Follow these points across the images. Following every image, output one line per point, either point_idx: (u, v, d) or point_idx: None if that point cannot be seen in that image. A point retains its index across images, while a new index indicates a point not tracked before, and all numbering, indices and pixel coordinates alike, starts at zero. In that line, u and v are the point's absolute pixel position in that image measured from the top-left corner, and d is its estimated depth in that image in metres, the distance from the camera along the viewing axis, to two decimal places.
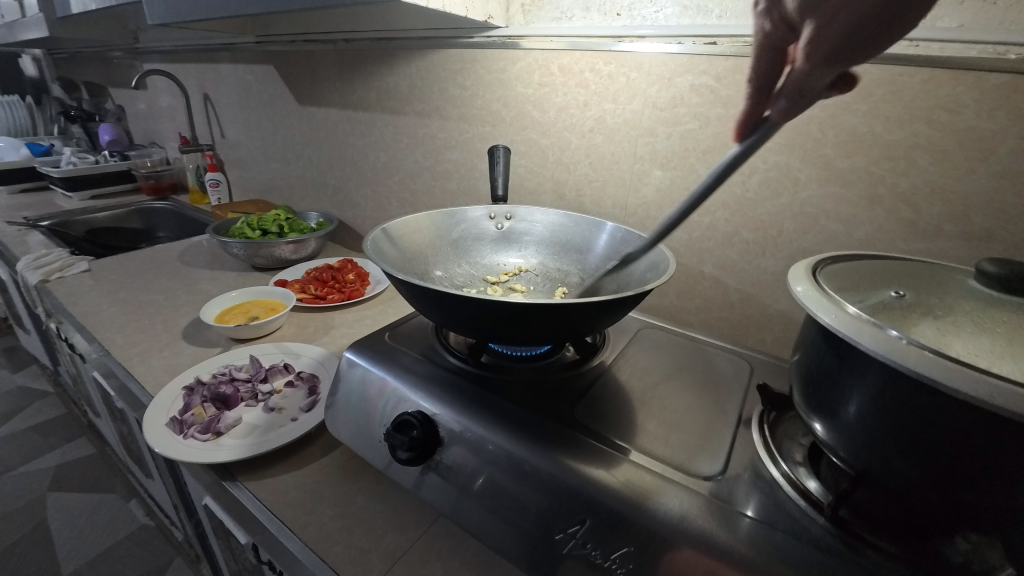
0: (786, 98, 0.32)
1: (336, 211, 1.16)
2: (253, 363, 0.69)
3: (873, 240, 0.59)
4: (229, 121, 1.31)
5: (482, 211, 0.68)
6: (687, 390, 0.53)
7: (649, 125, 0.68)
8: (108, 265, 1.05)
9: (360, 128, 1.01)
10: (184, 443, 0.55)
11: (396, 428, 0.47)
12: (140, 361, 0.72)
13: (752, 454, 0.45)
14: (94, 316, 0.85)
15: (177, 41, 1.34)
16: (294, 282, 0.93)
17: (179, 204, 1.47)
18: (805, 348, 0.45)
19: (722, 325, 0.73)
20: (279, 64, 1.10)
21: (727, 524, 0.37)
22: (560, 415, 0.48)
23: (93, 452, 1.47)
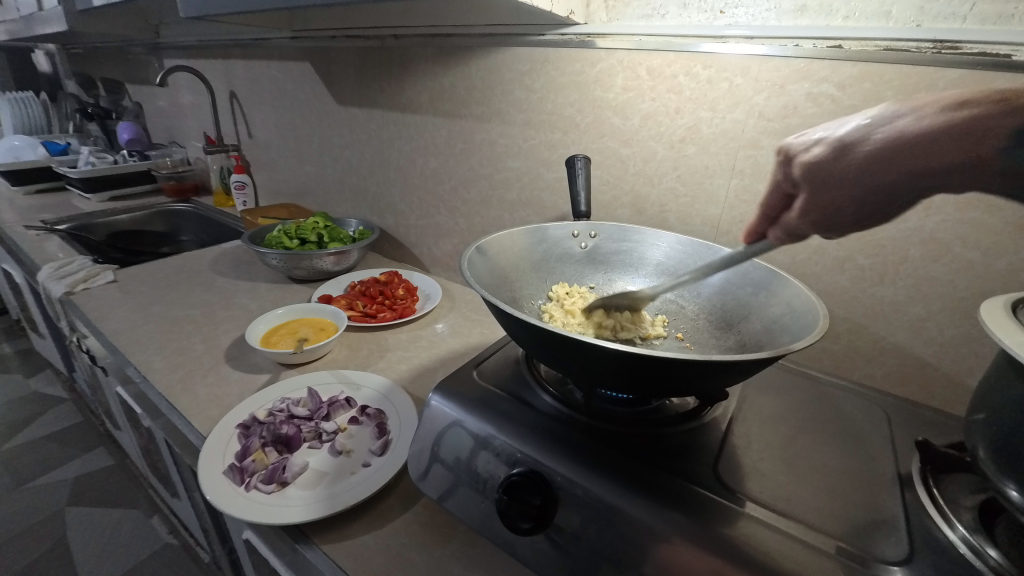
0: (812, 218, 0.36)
1: (375, 218, 1.09)
2: (311, 396, 0.62)
3: (1019, 273, 0.52)
4: (259, 121, 1.24)
5: (565, 229, 0.62)
6: (825, 446, 0.47)
7: (753, 136, 0.61)
8: (135, 274, 0.99)
9: (407, 132, 0.94)
10: (247, 496, 0.49)
11: (508, 492, 0.41)
12: (183, 388, 0.66)
13: (916, 518, 0.40)
14: (127, 334, 0.78)
15: (203, 36, 1.27)
16: (340, 298, 0.87)
17: (201, 206, 1.40)
18: (994, 403, 0.39)
19: (821, 356, 0.67)
20: (316, 61, 1.03)
21: None
22: (696, 476, 0.42)
23: (112, 464, 1.41)
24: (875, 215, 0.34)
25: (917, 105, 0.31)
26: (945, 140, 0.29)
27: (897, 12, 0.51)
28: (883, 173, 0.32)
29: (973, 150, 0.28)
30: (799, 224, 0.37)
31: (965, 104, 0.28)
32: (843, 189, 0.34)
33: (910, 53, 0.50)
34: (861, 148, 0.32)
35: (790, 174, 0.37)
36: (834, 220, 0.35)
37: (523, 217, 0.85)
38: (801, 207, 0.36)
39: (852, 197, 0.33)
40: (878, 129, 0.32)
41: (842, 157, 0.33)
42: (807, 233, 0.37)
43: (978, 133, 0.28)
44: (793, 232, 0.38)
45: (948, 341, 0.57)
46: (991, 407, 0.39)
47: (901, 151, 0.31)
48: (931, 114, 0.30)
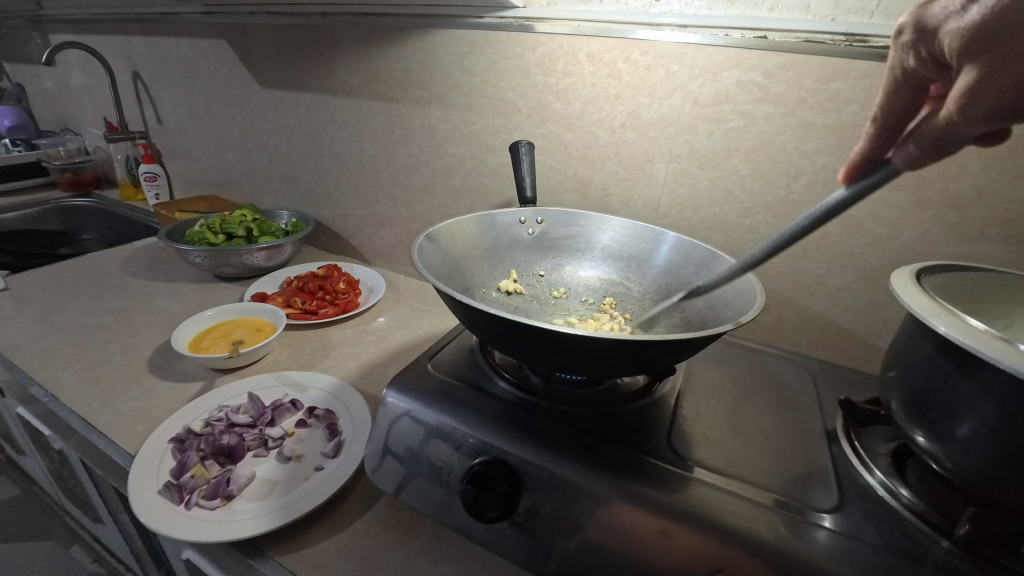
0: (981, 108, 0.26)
1: (310, 209, 1.03)
2: (253, 402, 0.58)
3: (917, 245, 0.58)
4: (170, 105, 1.13)
5: (514, 215, 0.61)
6: (764, 411, 0.50)
7: (689, 122, 0.63)
8: (31, 280, 0.88)
9: (341, 117, 0.89)
10: (189, 515, 0.45)
11: (473, 483, 0.40)
12: (102, 404, 0.60)
13: (844, 469, 0.44)
14: (27, 348, 0.69)
15: (95, 8, 1.13)
16: (277, 295, 0.82)
17: (105, 200, 1.26)
18: (905, 362, 0.43)
19: (754, 328, 0.72)
20: (233, 40, 0.95)
21: (846, 553, 0.35)
22: (651, 448, 0.43)
23: (16, 493, 1.25)
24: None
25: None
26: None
27: (815, 5, 0.55)
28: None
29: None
30: (956, 121, 0.27)
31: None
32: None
33: (826, 45, 0.54)
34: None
35: (932, 54, 0.29)
36: (1002, 110, 0.26)
37: (468, 204, 0.83)
38: (958, 93, 0.27)
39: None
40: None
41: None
42: (962, 135, 0.27)
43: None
44: (936, 137, 0.28)
45: (861, 308, 0.63)
46: (903, 363, 0.44)
47: None
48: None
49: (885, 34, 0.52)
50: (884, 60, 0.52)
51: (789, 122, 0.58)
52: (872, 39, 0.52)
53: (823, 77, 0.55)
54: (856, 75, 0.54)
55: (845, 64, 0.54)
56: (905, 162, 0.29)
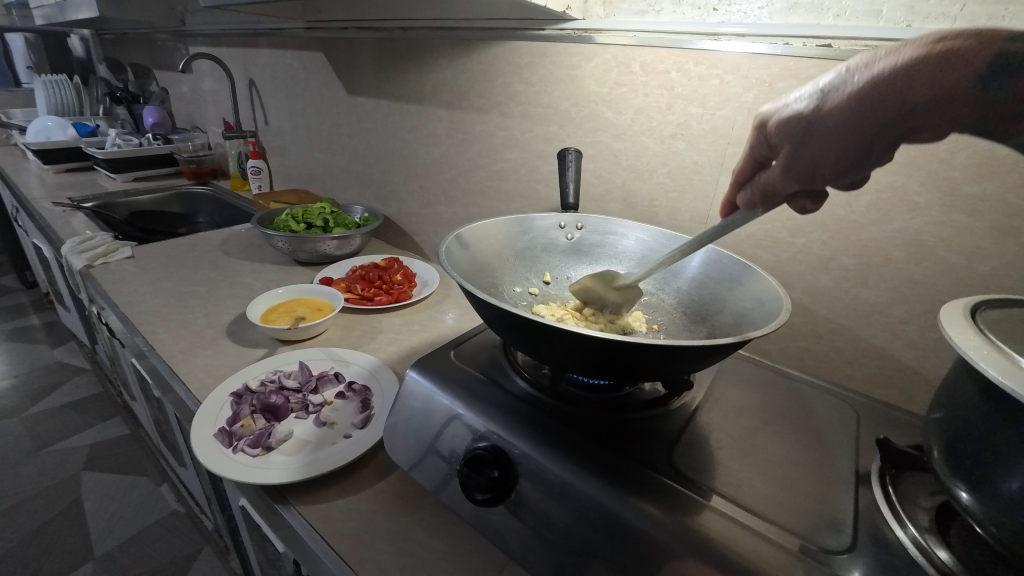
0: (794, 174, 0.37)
1: (380, 206, 1.12)
2: (301, 370, 0.65)
3: (998, 277, 0.52)
4: (274, 108, 1.28)
5: (551, 220, 0.63)
6: (787, 440, 0.48)
7: (740, 134, 0.61)
8: (150, 251, 1.04)
9: (412, 121, 0.96)
10: (233, 458, 0.52)
11: (468, 464, 0.43)
12: (184, 358, 0.69)
13: (870, 516, 0.40)
14: (138, 306, 0.82)
15: (225, 24, 1.31)
16: (340, 281, 0.90)
17: (217, 189, 1.45)
18: (950, 403, 0.39)
19: (803, 356, 0.67)
20: (328, 51, 1.06)
21: None
22: (652, 460, 0.43)
23: (126, 433, 1.47)
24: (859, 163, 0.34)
25: (895, 48, 0.30)
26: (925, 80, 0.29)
27: (887, 12, 0.51)
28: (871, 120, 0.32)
29: (948, 80, 0.29)
30: (780, 181, 0.38)
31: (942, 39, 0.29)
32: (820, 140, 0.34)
33: None
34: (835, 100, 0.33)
35: (766, 139, 0.38)
36: (819, 171, 0.36)
37: (519, 208, 0.86)
38: (782, 164, 0.37)
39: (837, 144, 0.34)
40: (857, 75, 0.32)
41: (822, 112, 0.33)
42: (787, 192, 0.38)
43: (952, 66, 0.28)
44: (771, 191, 0.39)
45: (926, 344, 0.57)
46: (948, 407, 0.39)
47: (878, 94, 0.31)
48: (912, 50, 0.29)
49: None
50: None
51: None
52: None
53: None
54: None
55: None
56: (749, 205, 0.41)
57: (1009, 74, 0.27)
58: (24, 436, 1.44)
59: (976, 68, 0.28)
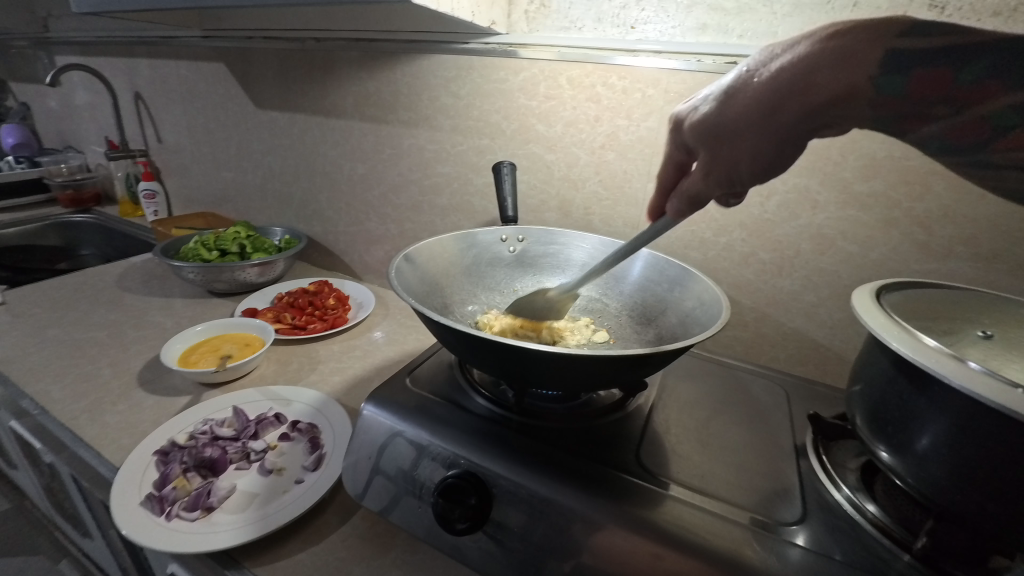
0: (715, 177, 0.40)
1: (303, 226, 1.05)
2: (237, 416, 0.60)
3: (887, 261, 0.60)
4: (169, 125, 1.16)
5: (494, 234, 0.63)
6: (734, 426, 0.52)
7: (665, 143, 0.65)
8: (27, 295, 0.89)
9: (333, 136, 0.91)
10: (168, 527, 0.46)
11: (444, 494, 0.41)
12: (90, 419, 0.60)
13: (811, 484, 0.45)
14: (19, 362, 0.70)
15: (100, 32, 1.17)
16: (267, 310, 0.83)
17: (104, 216, 1.29)
18: (868, 377, 0.44)
19: (733, 344, 0.73)
20: (231, 62, 0.98)
21: (796, 561, 0.36)
22: (621, 462, 0.44)
23: (5, 508, 1.25)
24: (775, 165, 0.37)
25: (792, 45, 0.34)
26: (825, 71, 0.32)
27: (783, 33, 0.57)
28: (778, 116, 0.35)
29: (848, 79, 0.31)
30: (701, 184, 0.41)
31: (835, 35, 0.31)
32: (736, 139, 0.37)
33: None
34: (750, 91, 0.35)
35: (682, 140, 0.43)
36: (737, 175, 0.39)
37: (455, 222, 0.85)
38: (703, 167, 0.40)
39: (755, 143, 0.36)
40: (759, 75, 0.35)
41: (729, 109, 0.37)
42: (710, 195, 0.41)
43: (855, 58, 0.31)
44: (694, 197, 0.42)
45: (835, 324, 0.64)
46: (865, 379, 0.45)
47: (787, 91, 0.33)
48: (809, 45, 0.33)
49: None
50: None
51: None
52: None
53: None
54: None
55: None
56: (676, 214, 0.44)
57: (907, 68, 0.29)
58: None
59: (871, 66, 0.30)
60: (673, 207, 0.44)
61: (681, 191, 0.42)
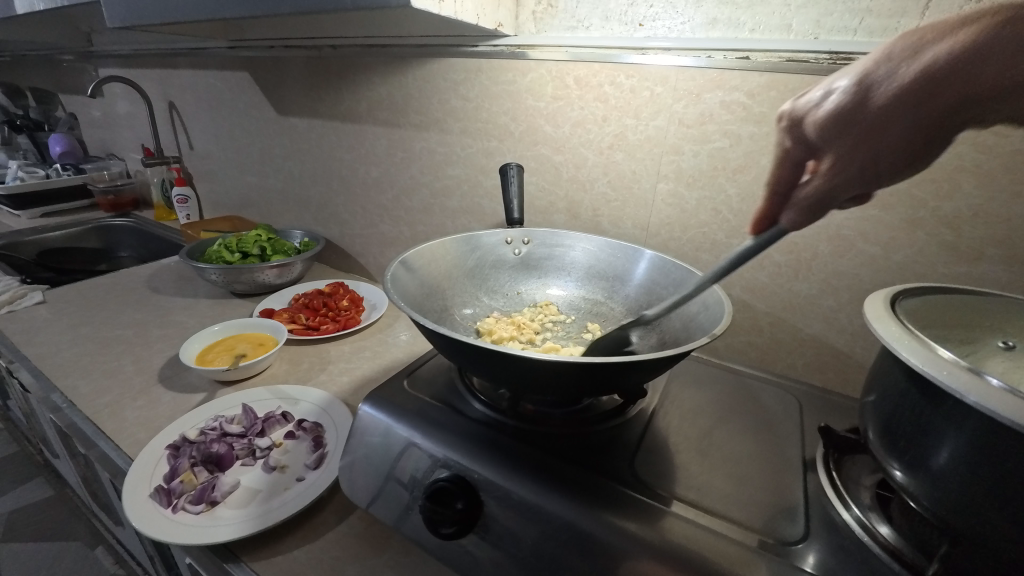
0: (848, 174, 0.34)
1: (321, 228, 1.08)
2: (245, 413, 0.61)
3: (911, 264, 0.56)
4: (199, 132, 1.21)
5: (498, 236, 0.62)
6: (739, 436, 0.49)
7: (674, 142, 0.64)
8: (65, 294, 0.95)
9: (349, 141, 0.93)
10: (173, 519, 0.47)
11: (432, 498, 0.41)
12: (111, 413, 0.63)
13: (819, 502, 0.42)
14: (52, 358, 0.74)
15: (138, 45, 1.23)
16: (282, 311, 0.85)
17: (140, 220, 1.35)
18: (881, 387, 0.42)
19: (747, 350, 0.70)
20: (255, 71, 1.01)
21: None
22: (615, 472, 0.43)
23: (49, 495, 1.33)
24: (917, 154, 0.33)
25: (944, 31, 0.30)
26: (992, 61, 0.29)
27: (797, 25, 0.55)
28: (925, 109, 0.31)
29: (1008, 71, 0.29)
30: (828, 185, 0.35)
31: (995, 21, 0.29)
32: (886, 125, 0.32)
33: (809, 63, 0.54)
34: (896, 85, 0.31)
35: (802, 136, 0.36)
36: (876, 166, 0.34)
37: (465, 224, 0.86)
38: (833, 164, 0.34)
39: (893, 137, 0.32)
40: (906, 64, 0.31)
41: (876, 96, 0.32)
42: (838, 198, 0.35)
43: (1021, 46, 0.28)
44: (819, 201, 0.36)
45: (855, 329, 0.61)
46: (878, 390, 0.42)
47: (941, 80, 0.30)
48: (968, 33, 0.29)
49: (868, 51, 0.51)
50: None
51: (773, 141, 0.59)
52: (856, 57, 0.52)
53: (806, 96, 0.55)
54: None
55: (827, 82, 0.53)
56: (792, 224, 0.37)
57: None
58: None
59: None
60: (792, 214, 0.37)
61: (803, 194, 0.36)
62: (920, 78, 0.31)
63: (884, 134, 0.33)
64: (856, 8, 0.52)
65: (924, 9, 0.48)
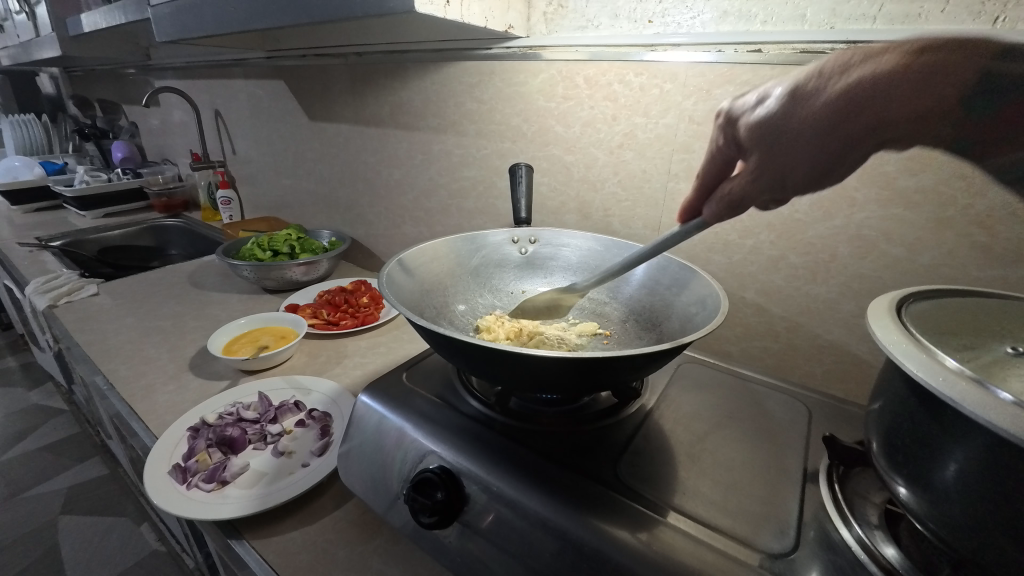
0: (766, 178, 0.37)
1: (349, 229, 1.12)
2: (261, 401, 0.65)
3: (939, 267, 0.52)
4: (241, 138, 1.28)
5: (503, 235, 0.63)
6: (737, 443, 0.48)
7: (684, 140, 0.62)
8: (116, 287, 1.03)
9: (373, 144, 0.96)
10: (186, 495, 0.51)
11: (416, 489, 0.42)
12: (144, 396, 0.68)
13: (818, 516, 0.40)
14: (99, 344, 0.81)
15: (189, 57, 1.32)
16: (306, 307, 0.89)
17: (189, 221, 1.45)
18: (885, 396, 0.39)
19: (763, 356, 0.67)
20: (289, 79, 1.07)
21: None
22: (600, 473, 0.43)
23: (104, 474, 1.44)
24: (834, 169, 0.35)
25: (868, 53, 0.30)
26: (902, 90, 0.29)
27: (812, 16, 0.53)
28: (836, 131, 0.32)
29: (924, 102, 0.29)
30: (749, 184, 0.38)
31: (921, 51, 0.28)
32: (795, 143, 0.35)
33: (825, 54, 0.52)
34: (814, 103, 0.33)
35: (737, 134, 0.39)
36: (789, 177, 0.36)
37: (481, 225, 0.87)
38: (756, 167, 0.37)
39: (809, 151, 0.34)
40: (831, 82, 0.32)
41: (796, 112, 0.34)
42: (755, 199, 0.39)
43: (934, 79, 0.28)
44: (734, 201, 0.39)
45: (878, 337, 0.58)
46: (883, 400, 0.39)
47: (853, 104, 0.31)
48: (886, 60, 0.29)
49: (888, 40, 0.49)
50: None
51: None
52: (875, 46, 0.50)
53: None
54: None
55: None
56: (712, 218, 0.41)
57: (990, 90, 0.26)
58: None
59: (956, 87, 0.27)
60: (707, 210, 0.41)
61: (720, 195, 0.40)
62: (834, 100, 0.32)
63: (793, 150, 0.35)
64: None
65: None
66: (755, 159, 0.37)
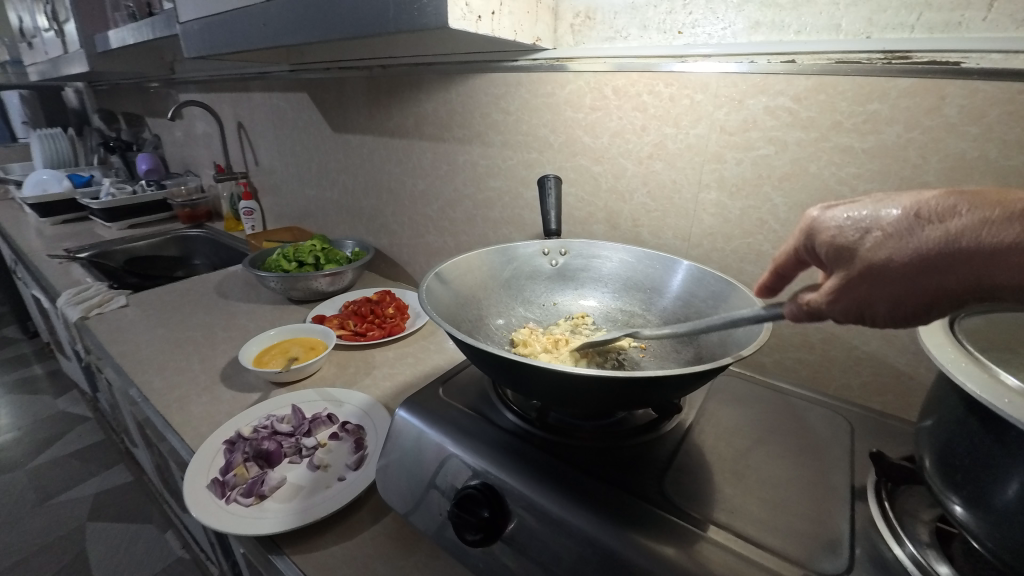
0: (842, 307, 0.31)
1: (372, 238, 1.13)
2: (295, 413, 0.65)
3: None
4: (264, 149, 1.30)
5: (534, 247, 0.63)
6: (781, 459, 0.47)
7: (716, 151, 0.62)
8: (146, 298, 1.05)
9: (398, 155, 0.97)
10: (226, 509, 0.51)
11: (459, 505, 0.42)
12: (179, 407, 0.69)
13: (869, 534, 0.39)
14: (132, 355, 0.82)
15: (213, 71, 1.35)
16: (333, 317, 0.90)
17: (212, 231, 1.47)
18: (938, 413, 0.38)
19: (797, 367, 0.66)
20: (313, 91, 1.08)
21: None
22: (644, 490, 0.42)
23: (130, 480, 1.46)
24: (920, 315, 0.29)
25: (980, 209, 0.26)
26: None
27: (847, 25, 0.52)
28: (932, 280, 0.28)
29: None
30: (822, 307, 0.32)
31: None
32: (881, 282, 0.29)
33: (861, 64, 0.52)
34: (907, 246, 0.28)
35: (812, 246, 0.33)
36: (871, 311, 0.30)
37: (506, 235, 0.87)
38: (831, 290, 0.31)
39: (894, 289, 0.29)
40: (929, 229, 0.27)
41: (885, 248, 0.29)
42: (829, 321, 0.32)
43: None
44: (810, 314, 0.32)
45: (919, 349, 0.56)
46: (936, 417, 0.38)
47: (958, 260, 0.27)
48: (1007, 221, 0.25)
49: (927, 48, 0.48)
50: (926, 76, 0.49)
51: (823, 147, 0.56)
52: (914, 55, 0.49)
53: (857, 98, 0.53)
54: (896, 93, 0.51)
55: (881, 82, 0.51)
56: (789, 316, 0.34)
57: None
58: (27, 489, 1.42)
59: None
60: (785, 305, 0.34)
61: (794, 302, 0.33)
62: (934, 249, 0.27)
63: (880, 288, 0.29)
64: (913, 4, 0.49)
65: (990, 3, 0.45)
66: (830, 283, 0.31)
